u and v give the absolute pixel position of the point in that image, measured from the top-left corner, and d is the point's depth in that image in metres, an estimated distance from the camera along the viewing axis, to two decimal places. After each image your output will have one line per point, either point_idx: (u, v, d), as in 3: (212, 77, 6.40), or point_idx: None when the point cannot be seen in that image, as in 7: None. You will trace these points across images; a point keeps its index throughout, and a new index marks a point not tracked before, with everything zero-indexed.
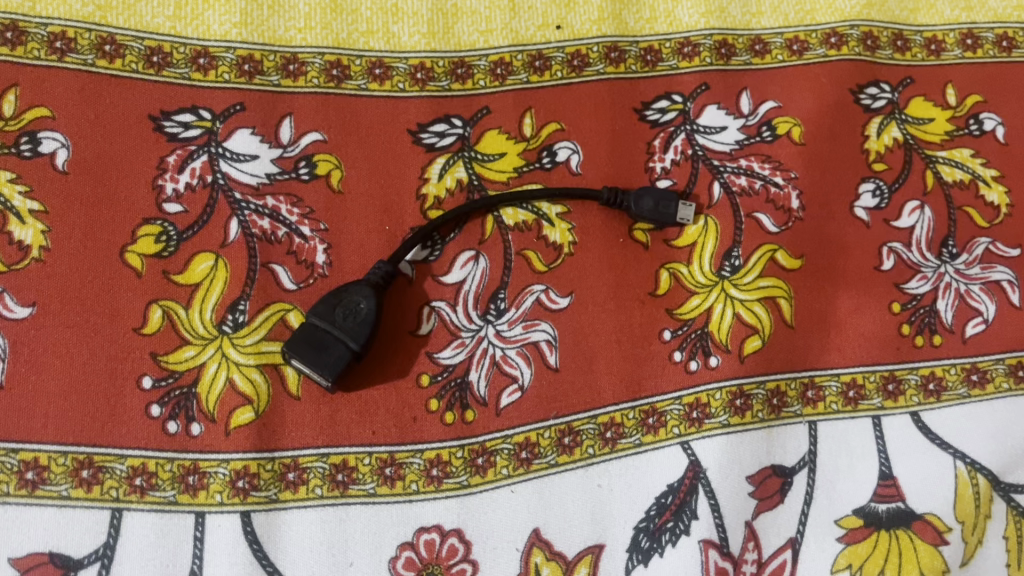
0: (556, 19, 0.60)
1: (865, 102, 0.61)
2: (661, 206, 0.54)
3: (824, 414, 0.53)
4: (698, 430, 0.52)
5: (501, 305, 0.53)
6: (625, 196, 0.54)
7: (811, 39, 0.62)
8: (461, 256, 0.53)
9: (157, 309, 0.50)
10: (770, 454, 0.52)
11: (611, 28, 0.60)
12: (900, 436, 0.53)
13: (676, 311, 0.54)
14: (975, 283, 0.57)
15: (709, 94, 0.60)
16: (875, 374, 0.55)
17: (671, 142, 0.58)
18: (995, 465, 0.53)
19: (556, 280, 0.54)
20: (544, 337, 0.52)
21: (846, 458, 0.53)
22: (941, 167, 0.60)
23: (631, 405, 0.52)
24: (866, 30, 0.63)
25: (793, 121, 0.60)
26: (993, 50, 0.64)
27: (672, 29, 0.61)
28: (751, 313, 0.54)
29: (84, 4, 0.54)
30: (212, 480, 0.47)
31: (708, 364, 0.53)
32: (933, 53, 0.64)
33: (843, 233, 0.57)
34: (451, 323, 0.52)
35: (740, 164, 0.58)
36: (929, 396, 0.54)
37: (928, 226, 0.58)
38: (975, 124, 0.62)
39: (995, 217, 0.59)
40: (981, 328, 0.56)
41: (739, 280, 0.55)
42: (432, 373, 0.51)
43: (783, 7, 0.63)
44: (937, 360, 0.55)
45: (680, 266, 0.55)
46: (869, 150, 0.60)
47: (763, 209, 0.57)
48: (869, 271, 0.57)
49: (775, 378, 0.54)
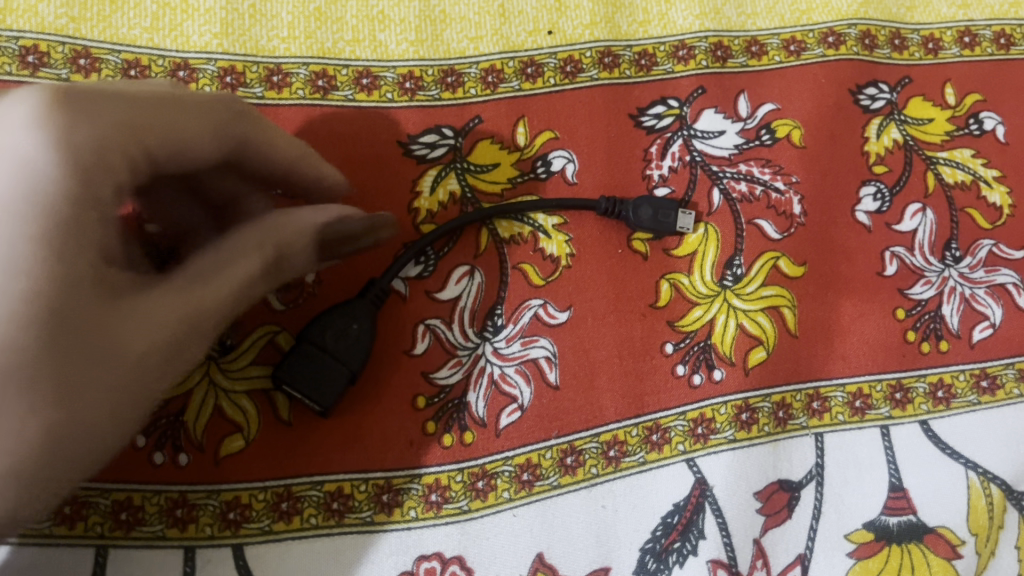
0: (547, 24, 0.58)
1: (864, 102, 0.60)
2: (660, 215, 0.53)
3: (830, 425, 0.52)
4: (704, 447, 0.50)
5: (499, 321, 0.51)
6: (623, 205, 0.53)
7: (808, 39, 0.61)
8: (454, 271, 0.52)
9: None
10: (777, 468, 0.51)
11: (604, 33, 0.58)
12: (908, 446, 0.52)
13: (677, 323, 0.53)
14: (981, 286, 0.56)
15: (705, 98, 0.58)
16: (881, 383, 0.53)
17: (668, 148, 0.56)
18: (1008, 474, 0.52)
19: (554, 294, 0.52)
20: (543, 354, 0.51)
21: (854, 470, 0.51)
22: (942, 168, 0.59)
23: (634, 422, 0.51)
24: (863, 29, 0.62)
25: (792, 123, 0.58)
26: (991, 48, 0.63)
27: (667, 32, 0.59)
28: (755, 324, 0.53)
29: (57, 16, 0.52)
30: (202, 512, 0.45)
31: (712, 377, 0.52)
32: (931, 52, 0.62)
33: (844, 238, 0.56)
34: (446, 342, 0.50)
35: (740, 169, 0.56)
36: (938, 403, 0.53)
37: (930, 229, 0.57)
38: (975, 123, 0.60)
39: (998, 218, 0.58)
40: (988, 332, 0.55)
41: (741, 289, 0.54)
42: (428, 395, 0.49)
43: (778, 7, 0.62)
44: (945, 367, 0.54)
45: (681, 276, 0.53)
46: (870, 152, 0.58)
47: (764, 215, 0.56)
48: (872, 277, 0.55)
49: (780, 390, 0.52)
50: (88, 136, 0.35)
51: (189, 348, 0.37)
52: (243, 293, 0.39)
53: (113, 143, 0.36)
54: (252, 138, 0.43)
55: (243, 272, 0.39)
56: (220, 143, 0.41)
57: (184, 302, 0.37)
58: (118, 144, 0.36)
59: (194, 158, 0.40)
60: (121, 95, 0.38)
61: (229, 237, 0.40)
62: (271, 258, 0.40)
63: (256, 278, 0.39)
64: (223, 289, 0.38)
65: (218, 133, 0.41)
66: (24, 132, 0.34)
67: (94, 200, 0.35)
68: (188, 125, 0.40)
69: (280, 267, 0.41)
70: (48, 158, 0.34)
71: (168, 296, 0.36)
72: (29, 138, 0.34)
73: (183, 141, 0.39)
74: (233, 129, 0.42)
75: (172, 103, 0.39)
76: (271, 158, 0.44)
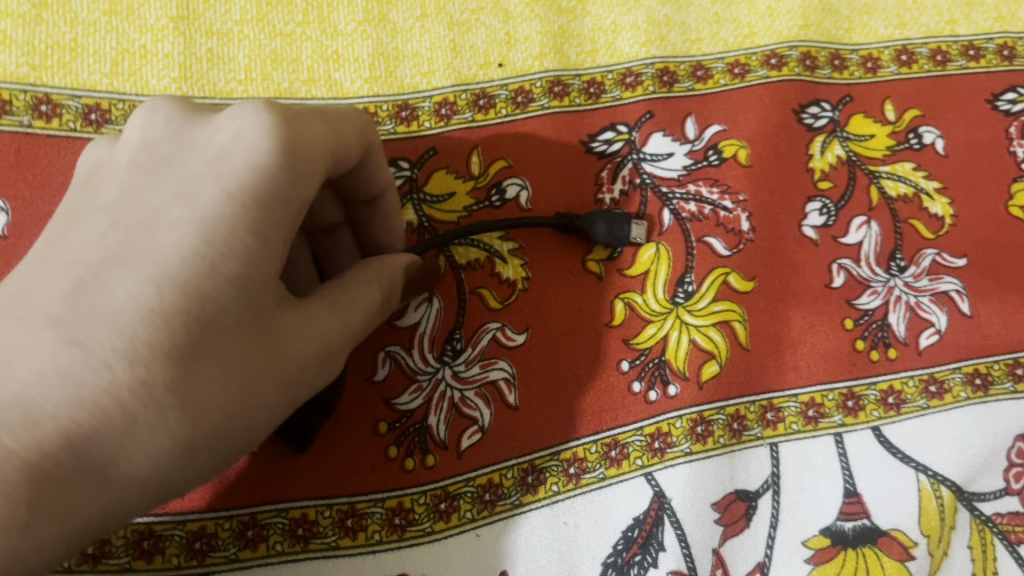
0: (498, 57, 0.60)
1: (807, 121, 0.62)
2: (614, 229, 0.55)
3: (785, 435, 0.54)
4: (662, 461, 0.52)
5: (458, 345, 0.53)
6: (579, 222, 0.54)
7: (751, 61, 0.63)
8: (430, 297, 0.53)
9: None
10: (734, 479, 0.52)
11: (553, 63, 0.60)
12: (861, 452, 0.54)
13: (633, 341, 0.54)
14: (925, 294, 0.58)
15: (653, 122, 0.60)
16: (833, 392, 0.55)
17: (619, 172, 0.58)
18: (959, 476, 0.53)
19: (511, 317, 0.54)
20: (502, 376, 0.52)
21: (809, 478, 0.53)
22: (885, 182, 0.61)
23: (593, 439, 0.52)
24: (804, 50, 0.64)
25: (738, 143, 0.60)
26: (928, 65, 0.65)
27: (614, 60, 0.61)
28: (707, 339, 0.54)
29: (18, 65, 0.54)
30: (168, 543, 0.47)
31: (667, 393, 0.53)
32: (870, 71, 0.65)
33: (792, 253, 0.58)
34: (407, 367, 0.52)
35: (689, 190, 0.58)
36: (889, 409, 0.55)
37: (875, 241, 0.59)
38: (915, 137, 0.62)
39: (941, 228, 0.60)
40: (935, 338, 0.57)
41: (693, 306, 0.55)
42: (389, 420, 0.51)
43: (721, 33, 0.64)
44: (894, 374, 0.56)
45: (635, 295, 0.55)
46: (815, 168, 0.60)
47: (713, 233, 0.57)
48: (820, 290, 0.57)
49: (734, 403, 0.54)
50: (264, 146, 0.38)
51: (305, 388, 0.40)
52: (366, 322, 0.44)
53: (288, 149, 0.39)
54: (374, 149, 0.46)
55: (371, 300, 0.44)
56: (360, 153, 0.44)
57: (325, 335, 0.41)
58: (292, 147, 0.39)
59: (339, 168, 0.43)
60: (289, 108, 0.41)
61: (346, 271, 0.44)
62: (385, 288, 0.45)
63: (378, 305, 0.44)
64: (355, 318, 0.42)
65: (357, 144, 0.43)
66: (260, 136, 0.39)
67: (293, 208, 0.39)
68: (352, 141, 0.43)
69: (392, 298, 0.46)
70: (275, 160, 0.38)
71: (329, 310, 0.42)
72: (264, 142, 0.38)
73: (338, 159, 0.42)
74: (362, 135, 0.44)
75: (311, 113, 0.41)
76: (379, 178, 0.47)
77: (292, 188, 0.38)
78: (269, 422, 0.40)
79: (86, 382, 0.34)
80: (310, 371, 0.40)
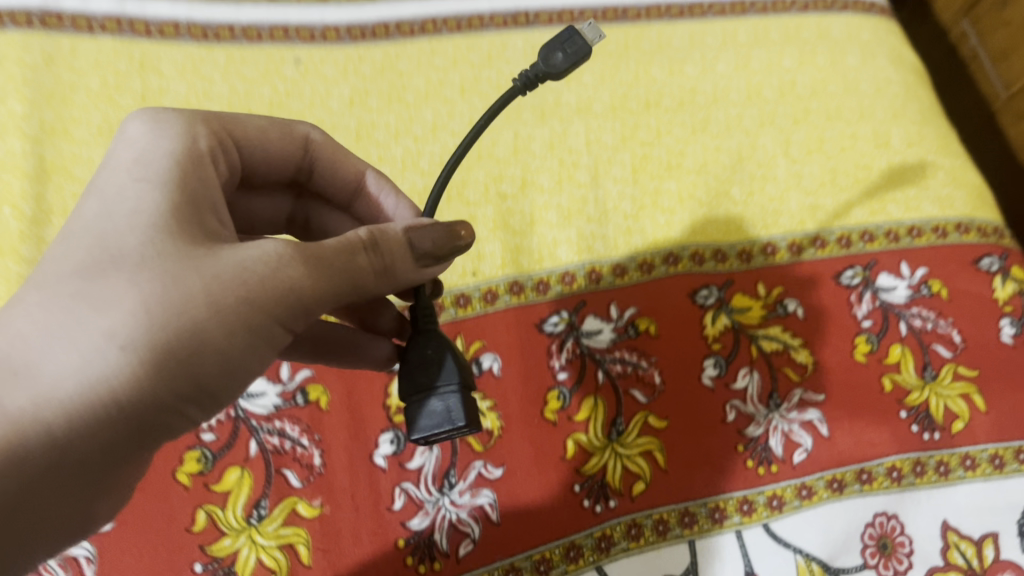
0: (472, 268, 0.83)
1: (699, 301, 0.84)
2: (568, 47, 0.57)
3: (699, 533, 0.72)
4: (607, 556, 0.71)
5: (453, 479, 0.72)
6: (535, 67, 0.58)
7: (655, 260, 0.86)
8: (462, 240, 0.54)
9: (243, 550, 0.68)
10: (662, 567, 0.71)
11: (512, 270, 0.84)
12: (756, 543, 0.73)
13: (582, 468, 0.74)
14: (795, 423, 0.78)
15: (586, 308, 0.82)
16: (732, 498, 0.74)
17: (564, 346, 0.80)
18: (826, 554, 0.72)
19: (490, 456, 0.74)
20: (486, 500, 0.72)
21: (718, 563, 0.72)
22: (762, 342, 0.82)
23: (557, 543, 0.71)
24: (693, 250, 0.87)
25: (650, 320, 0.82)
26: (787, 254, 0.88)
27: (555, 265, 0.85)
28: (635, 464, 0.75)
29: None
30: None
31: (608, 505, 0.73)
32: (744, 261, 0.88)
33: (694, 397, 0.79)
34: (416, 497, 0.71)
35: (615, 354, 0.80)
36: (774, 509, 0.74)
37: (756, 384, 0.80)
38: (782, 307, 0.85)
39: (805, 372, 0.81)
40: (804, 455, 0.77)
41: (623, 440, 0.76)
42: (406, 537, 0.69)
43: (633, 240, 0.87)
44: (776, 482, 0.75)
45: (580, 435, 0.75)
46: (707, 334, 0.82)
47: (635, 385, 0.79)
48: (717, 423, 0.78)
49: (659, 511, 0.73)
50: (133, 127, 0.52)
51: (271, 299, 0.47)
52: (338, 258, 0.49)
53: (156, 120, 0.53)
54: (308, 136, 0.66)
55: (341, 240, 0.49)
56: (274, 129, 0.64)
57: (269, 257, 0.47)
58: (160, 121, 0.53)
59: (278, 152, 0.65)
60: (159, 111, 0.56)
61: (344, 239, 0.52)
62: (364, 239, 0.50)
63: (348, 244, 0.49)
64: (315, 248, 0.48)
65: (277, 135, 0.64)
66: (131, 121, 0.53)
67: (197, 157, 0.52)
68: (254, 124, 0.62)
69: (375, 251, 0.50)
70: (147, 132, 0.52)
71: (292, 246, 0.48)
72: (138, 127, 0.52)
73: (261, 144, 0.63)
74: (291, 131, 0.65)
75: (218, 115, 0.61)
76: (343, 161, 0.68)
77: (168, 142, 0.52)
78: (236, 340, 0.46)
79: (43, 330, 0.44)
80: (251, 281, 0.46)
